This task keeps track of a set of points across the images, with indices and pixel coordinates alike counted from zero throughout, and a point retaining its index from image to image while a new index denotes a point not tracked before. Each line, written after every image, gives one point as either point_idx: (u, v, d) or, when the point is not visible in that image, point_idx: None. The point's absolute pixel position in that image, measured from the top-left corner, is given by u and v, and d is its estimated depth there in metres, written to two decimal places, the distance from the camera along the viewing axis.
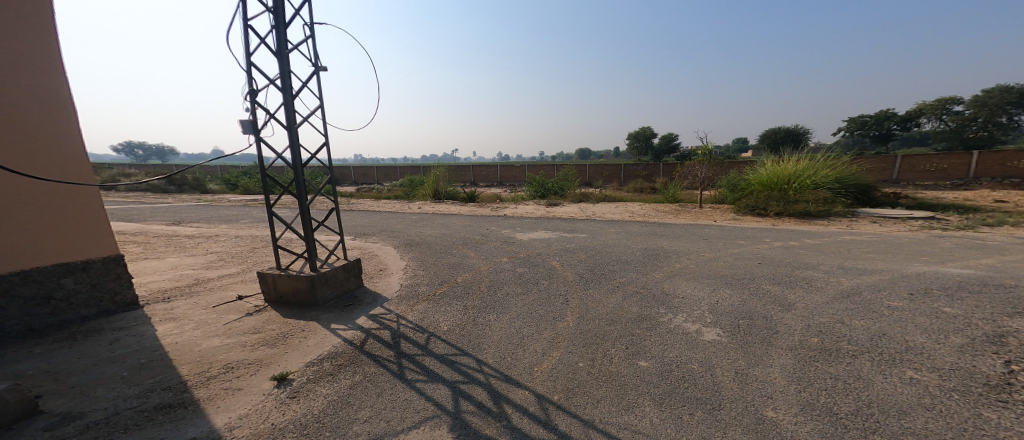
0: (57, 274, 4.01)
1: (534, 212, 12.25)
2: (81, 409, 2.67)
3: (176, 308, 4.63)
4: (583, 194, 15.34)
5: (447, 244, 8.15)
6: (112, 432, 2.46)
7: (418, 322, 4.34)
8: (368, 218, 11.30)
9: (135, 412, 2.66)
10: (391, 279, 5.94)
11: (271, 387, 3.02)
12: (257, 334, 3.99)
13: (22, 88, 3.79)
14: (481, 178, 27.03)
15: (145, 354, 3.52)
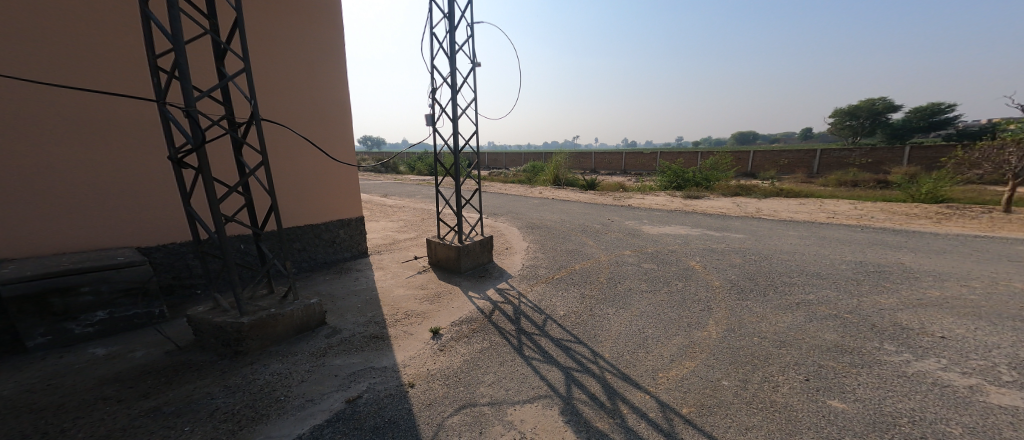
0: (337, 225, 5.28)
1: (666, 205, 10.86)
2: (339, 326, 3.42)
3: (384, 258, 5.61)
4: (741, 187, 12.79)
5: (578, 229, 7.67)
6: (354, 347, 3.07)
7: (535, 302, 4.01)
8: (500, 202, 11.93)
9: (363, 336, 3.25)
10: (517, 256, 5.74)
11: (429, 338, 3.28)
12: (425, 289, 4.38)
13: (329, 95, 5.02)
14: (605, 165, 25.83)
15: (367, 292, 4.27)
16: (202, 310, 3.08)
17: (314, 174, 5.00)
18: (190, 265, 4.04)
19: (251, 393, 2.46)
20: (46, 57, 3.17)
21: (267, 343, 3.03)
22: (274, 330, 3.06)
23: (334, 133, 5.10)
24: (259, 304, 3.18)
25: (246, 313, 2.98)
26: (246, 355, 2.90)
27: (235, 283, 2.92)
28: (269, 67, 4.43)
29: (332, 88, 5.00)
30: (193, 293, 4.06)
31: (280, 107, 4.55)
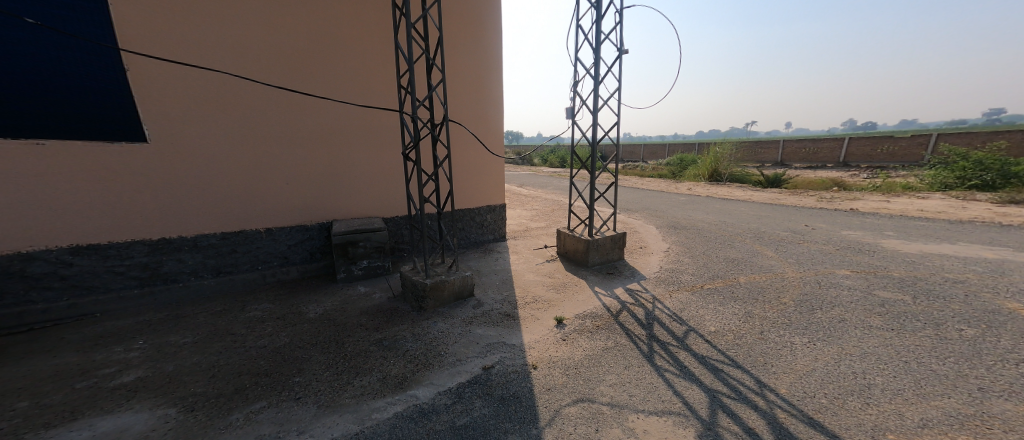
0: (487, 211, 5.78)
1: (879, 211, 8.17)
2: (483, 300, 3.77)
3: (516, 244, 5.92)
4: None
5: (735, 235, 6.45)
6: (492, 321, 3.35)
7: (674, 310, 3.60)
8: (640, 197, 11.14)
9: (499, 312, 3.50)
10: (651, 258, 5.22)
11: (553, 325, 3.31)
12: (553, 278, 4.45)
13: (494, 94, 5.50)
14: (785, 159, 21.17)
15: (503, 273, 4.59)
16: (407, 269, 3.80)
17: (482, 165, 5.62)
18: (403, 234, 4.88)
19: (425, 342, 2.92)
20: (368, 82, 4.40)
21: (438, 304, 3.55)
22: (443, 295, 3.57)
23: (495, 129, 5.65)
24: (438, 270, 3.75)
25: (429, 275, 3.57)
26: (425, 311, 3.48)
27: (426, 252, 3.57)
28: (456, 76, 5.10)
29: (496, 89, 5.51)
30: (403, 255, 4.91)
31: (458, 108, 5.18)
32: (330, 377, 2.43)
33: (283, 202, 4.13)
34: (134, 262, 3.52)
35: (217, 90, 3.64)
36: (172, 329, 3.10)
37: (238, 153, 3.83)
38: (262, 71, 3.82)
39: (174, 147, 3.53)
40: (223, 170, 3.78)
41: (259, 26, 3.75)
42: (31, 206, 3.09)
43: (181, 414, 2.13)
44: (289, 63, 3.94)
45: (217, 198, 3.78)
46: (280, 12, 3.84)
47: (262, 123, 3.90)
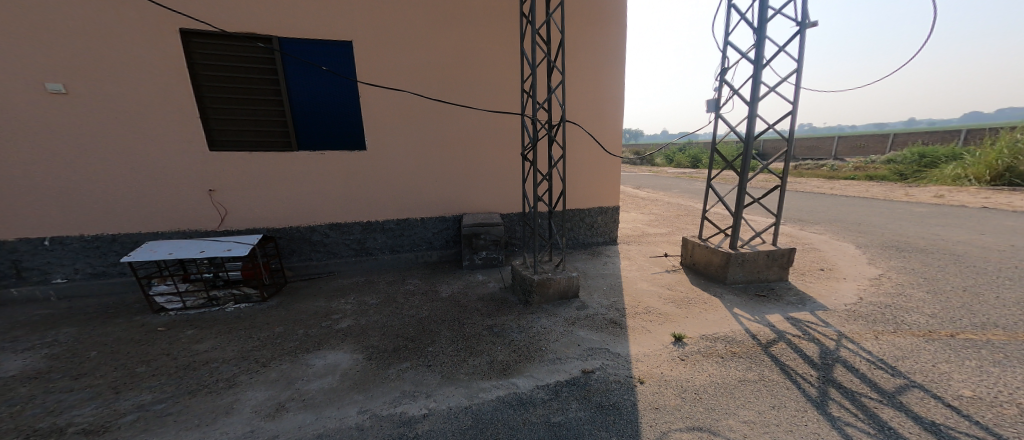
0: (596, 213, 5.67)
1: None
2: (587, 303, 3.72)
3: (629, 250, 5.61)
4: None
5: (957, 261, 4.79)
6: (596, 325, 3.29)
7: (879, 356, 2.81)
8: (819, 204, 9.01)
9: (603, 318, 3.41)
10: (842, 284, 4.17)
11: (669, 342, 3.05)
12: (670, 290, 4.10)
13: (613, 90, 5.32)
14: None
15: (612, 279, 4.44)
16: (517, 263, 4.03)
17: (599, 166, 5.53)
18: (516, 230, 5.15)
19: (529, 335, 3.07)
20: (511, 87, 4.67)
21: (543, 300, 3.67)
22: (549, 292, 3.67)
23: (613, 128, 5.47)
24: (546, 268, 3.87)
25: (536, 272, 3.72)
26: (530, 305, 3.65)
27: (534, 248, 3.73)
28: (576, 78, 5.12)
29: (616, 88, 5.33)
30: (514, 249, 5.20)
31: (575, 108, 5.19)
32: (452, 353, 2.75)
33: (434, 198, 4.70)
34: (354, 238, 4.52)
35: (402, 106, 4.36)
36: (344, 291, 3.94)
37: (437, 158, 4.61)
38: (468, 91, 4.52)
39: (383, 152, 4.41)
40: (425, 172, 4.60)
41: (431, 45, 4.32)
42: (285, 194, 4.22)
43: (363, 361, 2.64)
44: (453, 77, 4.45)
45: (418, 194, 4.63)
46: (468, 38, 4.42)
47: (428, 132, 4.50)
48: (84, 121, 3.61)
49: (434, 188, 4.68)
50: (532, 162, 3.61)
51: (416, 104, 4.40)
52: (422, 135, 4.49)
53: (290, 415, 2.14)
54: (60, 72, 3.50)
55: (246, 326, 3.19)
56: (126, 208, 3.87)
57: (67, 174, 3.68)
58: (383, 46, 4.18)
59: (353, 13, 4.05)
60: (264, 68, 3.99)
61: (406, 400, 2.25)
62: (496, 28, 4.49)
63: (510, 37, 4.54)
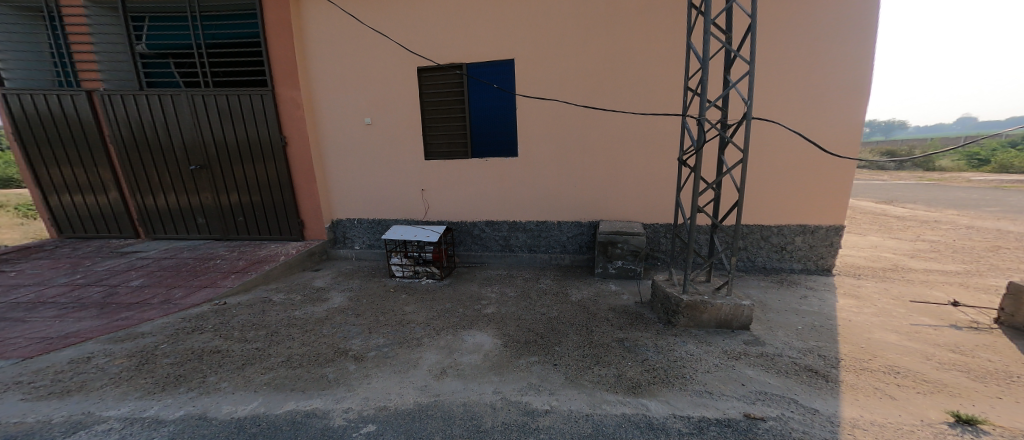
0: (795, 231, 4.59)
1: None
2: (764, 339, 3.13)
3: (863, 288, 4.28)
4: None
5: None
6: (778, 368, 2.71)
7: None
8: None
9: (793, 363, 2.77)
10: None
11: (941, 422, 2.19)
12: (953, 353, 2.93)
13: (828, 76, 4.16)
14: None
15: (819, 319, 3.51)
16: (660, 278, 3.75)
17: (808, 171, 4.44)
18: (661, 241, 4.72)
19: (668, 359, 2.81)
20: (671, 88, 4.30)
21: (693, 324, 3.29)
22: (701, 317, 3.27)
23: (829, 123, 4.24)
24: (697, 288, 3.46)
25: (686, 291, 3.36)
26: (674, 327, 3.32)
27: (687, 265, 3.33)
28: (770, 66, 4.24)
29: (828, 72, 4.16)
30: (657, 264, 4.80)
31: (767, 103, 4.29)
32: (577, 358, 2.78)
33: (585, 202, 4.77)
34: (502, 235, 5.03)
35: (550, 115, 4.60)
36: (492, 280, 4.45)
37: (619, 168, 4.61)
38: (672, 101, 4.32)
39: (544, 156, 4.73)
40: (610, 180, 4.66)
41: (589, 54, 4.39)
42: (459, 193, 5.05)
43: (501, 346, 2.94)
44: (612, 82, 4.39)
45: (609, 199, 4.72)
46: (654, 42, 4.24)
47: (579, 137, 4.61)
48: (355, 140, 5.17)
49: (587, 192, 4.74)
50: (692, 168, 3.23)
51: (619, 117, 4.49)
52: (626, 145, 4.53)
53: (449, 378, 2.53)
54: (376, 107, 5.01)
55: (432, 297, 3.97)
56: (375, 201, 5.34)
57: (374, 175, 5.24)
58: (547, 60, 4.49)
59: (521, 32, 4.49)
60: (451, 91, 4.82)
61: (531, 392, 2.39)
62: (674, 26, 4.16)
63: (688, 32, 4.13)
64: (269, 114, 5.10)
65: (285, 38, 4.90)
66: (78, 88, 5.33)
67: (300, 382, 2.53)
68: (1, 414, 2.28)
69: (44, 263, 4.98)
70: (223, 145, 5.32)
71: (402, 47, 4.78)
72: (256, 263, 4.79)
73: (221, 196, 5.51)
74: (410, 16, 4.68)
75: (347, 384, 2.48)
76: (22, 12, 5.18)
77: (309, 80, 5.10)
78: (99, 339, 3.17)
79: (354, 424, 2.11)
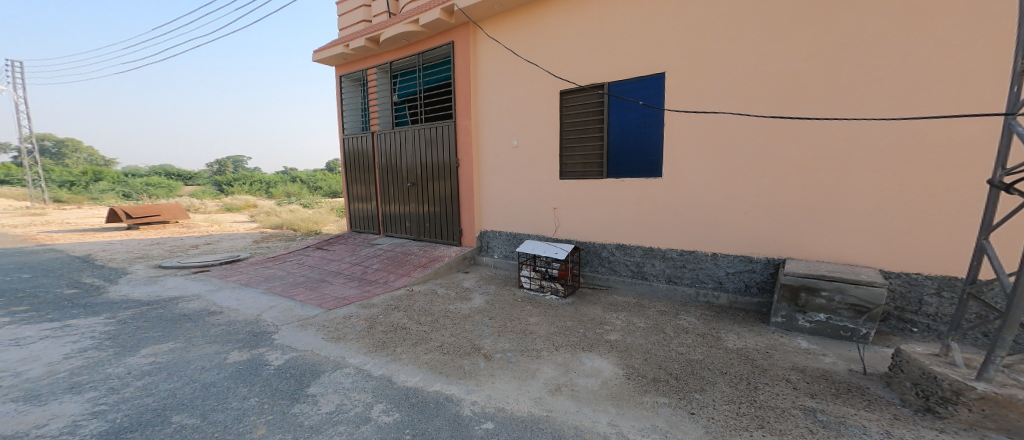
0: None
1: None
2: None
3: None
4: None
5: None
6: None
7: None
8: None
9: None
10: None
11: None
12: None
13: None
14: None
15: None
16: (918, 349, 2.67)
17: None
18: (926, 302, 3.31)
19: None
20: (942, 83, 3.14)
21: (998, 427, 2.12)
22: (1020, 423, 2.07)
23: None
24: (1019, 379, 2.22)
25: (984, 378, 2.24)
26: (944, 421, 2.25)
27: (998, 344, 2.18)
28: None
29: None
30: (912, 331, 3.38)
31: None
32: (730, 414, 2.32)
33: (773, 232, 3.89)
34: (634, 260, 4.71)
35: (737, 128, 3.96)
36: (618, 307, 4.17)
37: (825, 192, 3.62)
38: (915, 103, 3.23)
39: (732, 176, 4.03)
40: (805, 207, 3.72)
41: (801, 52, 3.63)
42: (601, 214, 4.92)
43: (622, 377, 2.74)
44: (829, 84, 3.54)
45: (803, 231, 3.75)
46: (899, 27, 3.25)
47: (777, 154, 3.80)
48: (511, 161, 5.74)
49: (774, 221, 3.88)
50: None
51: (839, 128, 3.53)
52: (849, 164, 3.50)
53: (563, 397, 2.51)
54: (524, 132, 5.50)
55: (554, 313, 4.04)
56: (524, 217, 5.72)
57: (524, 193, 5.66)
58: (745, 61, 3.88)
59: (676, 44, 4.23)
60: (608, 111, 4.77)
61: (655, 436, 2.13)
62: (889, 14, 3.28)
63: (915, 19, 3.19)
64: (453, 142, 6.22)
65: (465, 79, 5.94)
66: (365, 130, 7.79)
67: (444, 369, 2.94)
68: (313, 345, 3.41)
69: (343, 246, 7.36)
70: (426, 166, 6.73)
71: (550, 73, 5.15)
72: (432, 260, 5.90)
73: (421, 206, 6.93)
74: (560, 45, 5.03)
75: (474, 379, 2.78)
76: (351, 83, 7.96)
77: (480, 111, 5.99)
78: (355, 304, 4.46)
79: (477, 418, 2.32)
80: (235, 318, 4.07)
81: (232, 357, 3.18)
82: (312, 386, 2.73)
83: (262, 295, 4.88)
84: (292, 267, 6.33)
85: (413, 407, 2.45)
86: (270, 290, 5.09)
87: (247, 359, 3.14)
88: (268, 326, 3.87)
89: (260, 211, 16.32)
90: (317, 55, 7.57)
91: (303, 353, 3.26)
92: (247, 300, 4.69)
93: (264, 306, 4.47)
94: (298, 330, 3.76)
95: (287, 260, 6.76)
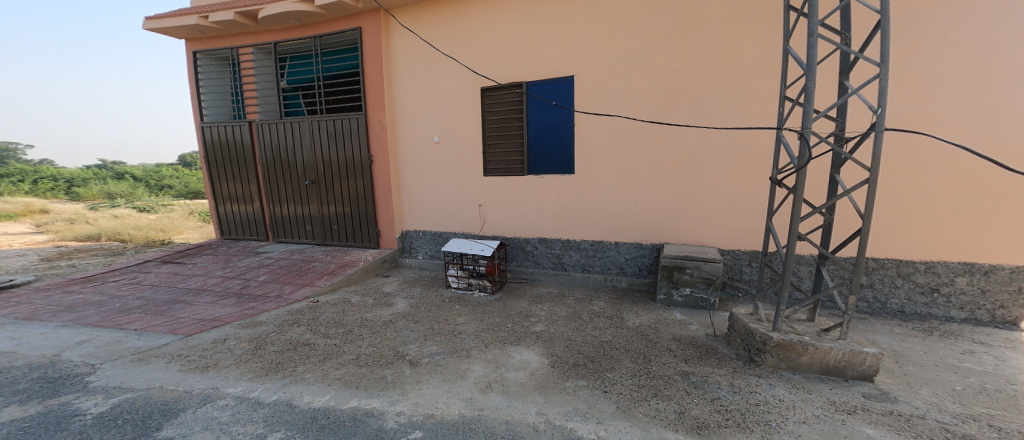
0: (955, 271, 3.57)
1: None
2: (899, 396, 2.51)
3: None
4: None
5: None
6: (919, 433, 2.14)
7: None
8: None
9: (942, 429, 2.16)
10: None
11: None
12: None
13: (986, 72, 3.31)
14: None
15: (991, 381, 2.68)
16: (742, 311, 3.33)
17: (977, 198, 3.46)
18: (744, 271, 4.19)
19: (748, 401, 2.45)
20: (763, 99, 3.90)
21: (785, 366, 2.80)
22: (797, 359, 2.77)
23: (988, 133, 3.34)
24: (793, 326, 2.93)
25: (776, 329, 2.89)
26: (758, 367, 2.87)
27: (781, 302, 2.85)
28: (905, 73, 3.51)
29: (963, 69, 3.36)
30: (738, 295, 4.24)
31: (909, 110, 3.52)
32: (633, 387, 2.59)
33: (658, 223, 4.47)
34: (554, 253, 4.97)
35: (627, 131, 4.45)
36: (542, 299, 4.35)
37: (690, 187, 4.28)
38: (756, 112, 3.94)
39: (627, 174, 4.52)
40: (682, 200, 4.33)
41: (671, 68, 4.20)
42: (523, 210, 5.08)
43: (548, 366, 2.87)
44: (685, 95, 4.17)
45: (683, 220, 4.37)
46: (740, 50, 3.92)
47: (658, 155, 4.36)
48: (430, 159, 5.56)
49: (654, 214, 4.47)
50: (794, 188, 2.70)
51: (697, 133, 4.18)
52: (701, 164, 4.20)
53: (494, 393, 2.52)
54: (447, 128, 5.36)
55: (482, 310, 4.03)
56: (445, 215, 5.62)
57: (448, 190, 5.52)
58: (628, 72, 4.38)
59: (574, 52, 4.58)
60: (528, 109, 4.92)
61: (578, 418, 2.27)
62: (734, 38, 3.93)
63: (749, 44, 3.89)
64: (362, 135, 5.76)
65: (377, 70, 5.54)
66: (243, 119, 6.67)
67: (362, 381, 2.72)
68: (163, 380, 2.81)
69: (209, 258, 6.20)
70: (327, 163, 6.11)
71: (470, 70, 5.11)
72: (344, 266, 5.37)
73: (326, 206, 6.27)
74: (477, 41, 5.02)
75: (400, 388, 2.62)
76: (214, 62, 6.72)
77: (394, 105, 5.67)
78: (232, 325, 3.81)
79: (403, 429, 2.19)
80: (9, 365, 3.07)
81: (5, 416, 2.40)
82: (164, 429, 2.25)
83: (62, 329, 3.79)
84: (119, 289, 5.05)
85: (322, 430, 2.20)
86: (77, 322, 3.97)
87: (41, 413, 2.43)
88: (74, 367, 3.03)
89: (57, 219, 12.52)
90: (158, 24, 6.11)
91: (145, 392, 2.65)
92: (33, 338, 3.58)
93: (65, 342, 3.47)
94: (134, 365, 3.04)
95: (109, 281, 5.38)
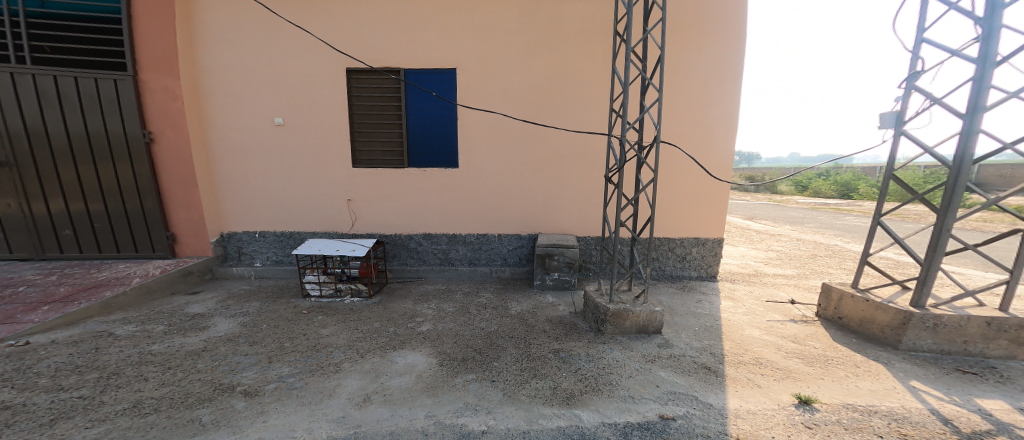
0: (692, 243, 4.91)
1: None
2: (673, 342, 3.31)
3: (738, 290, 4.70)
4: None
5: None
6: (682, 368, 2.89)
7: None
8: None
9: (694, 362, 2.98)
10: None
11: (790, 403, 2.50)
12: (794, 342, 3.33)
13: (688, 103, 4.59)
14: None
15: (710, 319, 3.81)
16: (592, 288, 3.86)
17: (698, 191, 4.80)
18: (592, 253, 4.91)
19: (598, 366, 2.88)
20: (577, 107, 4.58)
21: (618, 331, 3.40)
22: (624, 323, 3.39)
23: (699, 147, 4.67)
24: (620, 298, 3.57)
25: (612, 300, 3.49)
26: (603, 335, 3.41)
27: (613, 277, 3.42)
28: (673, 100, 4.59)
29: (687, 99, 4.58)
30: (589, 274, 4.96)
31: (674, 127, 4.62)
32: (517, 372, 2.74)
33: (523, 216, 4.82)
34: (440, 248, 4.84)
35: (500, 128, 4.64)
36: (428, 297, 4.18)
37: (554, 184, 4.75)
38: (573, 120, 4.60)
39: (508, 169, 4.72)
40: (545, 194, 4.78)
41: (518, 72, 4.54)
42: (394, 204, 4.77)
43: (435, 365, 2.78)
44: (535, 98, 4.58)
45: (551, 211, 4.82)
46: (586, 64, 4.52)
47: (519, 153, 4.69)
48: (258, 144, 4.65)
49: (521, 208, 4.80)
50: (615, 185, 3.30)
51: (531, 132, 4.66)
52: (539, 162, 4.70)
53: (374, 405, 2.31)
54: (292, 107, 4.57)
55: (356, 317, 3.62)
56: (278, 212, 4.80)
57: (294, 182, 4.74)
58: (484, 71, 4.54)
59: (419, 40, 4.49)
60: (406, 98, 4.61)
61: (468, 413, 2.28)
62: (578, 54, 4.50)
63: (585, 61, 4.51)
64: (134, 105, 4.32)
65: (163, 22, 4.25)
66: None
67: (156, 430, 2.12)
68: None
69: None
70: (61, 140, 4.30)
71: (332, 46, 4.46)
72: (90, 287, 3.81)
73: (33, 203, 4.36)
74: (341, 15, 4.42)
75: (232, 426, 2.15)
76: None
77: (194, 72, 4.48)
78: None
79: None
80: None
81: None
82: None
83: None
84: None
85: None
86: None
87: None
88: None
89: None
90: None
91: None
92: None
93: None
94: None
95: None
